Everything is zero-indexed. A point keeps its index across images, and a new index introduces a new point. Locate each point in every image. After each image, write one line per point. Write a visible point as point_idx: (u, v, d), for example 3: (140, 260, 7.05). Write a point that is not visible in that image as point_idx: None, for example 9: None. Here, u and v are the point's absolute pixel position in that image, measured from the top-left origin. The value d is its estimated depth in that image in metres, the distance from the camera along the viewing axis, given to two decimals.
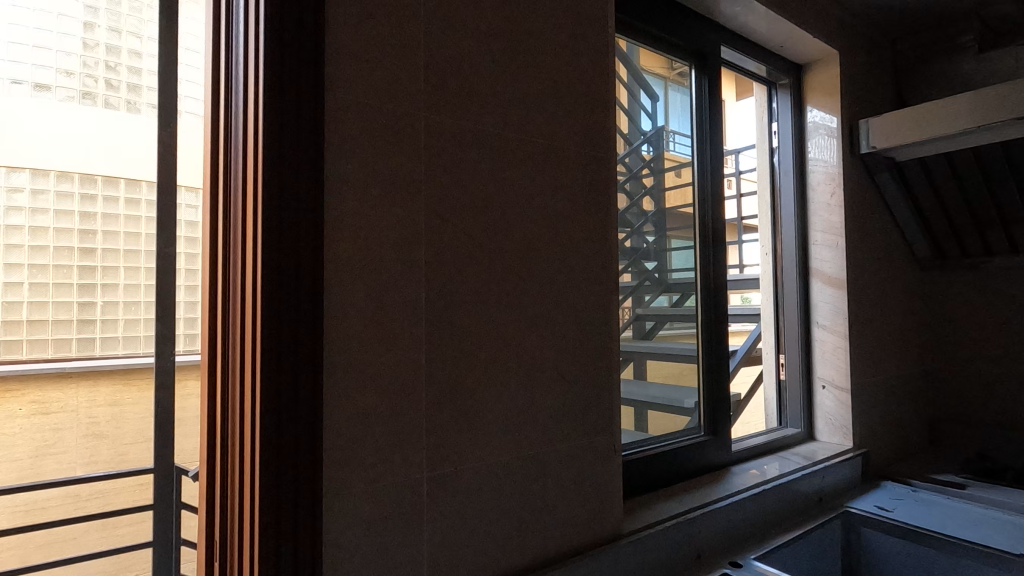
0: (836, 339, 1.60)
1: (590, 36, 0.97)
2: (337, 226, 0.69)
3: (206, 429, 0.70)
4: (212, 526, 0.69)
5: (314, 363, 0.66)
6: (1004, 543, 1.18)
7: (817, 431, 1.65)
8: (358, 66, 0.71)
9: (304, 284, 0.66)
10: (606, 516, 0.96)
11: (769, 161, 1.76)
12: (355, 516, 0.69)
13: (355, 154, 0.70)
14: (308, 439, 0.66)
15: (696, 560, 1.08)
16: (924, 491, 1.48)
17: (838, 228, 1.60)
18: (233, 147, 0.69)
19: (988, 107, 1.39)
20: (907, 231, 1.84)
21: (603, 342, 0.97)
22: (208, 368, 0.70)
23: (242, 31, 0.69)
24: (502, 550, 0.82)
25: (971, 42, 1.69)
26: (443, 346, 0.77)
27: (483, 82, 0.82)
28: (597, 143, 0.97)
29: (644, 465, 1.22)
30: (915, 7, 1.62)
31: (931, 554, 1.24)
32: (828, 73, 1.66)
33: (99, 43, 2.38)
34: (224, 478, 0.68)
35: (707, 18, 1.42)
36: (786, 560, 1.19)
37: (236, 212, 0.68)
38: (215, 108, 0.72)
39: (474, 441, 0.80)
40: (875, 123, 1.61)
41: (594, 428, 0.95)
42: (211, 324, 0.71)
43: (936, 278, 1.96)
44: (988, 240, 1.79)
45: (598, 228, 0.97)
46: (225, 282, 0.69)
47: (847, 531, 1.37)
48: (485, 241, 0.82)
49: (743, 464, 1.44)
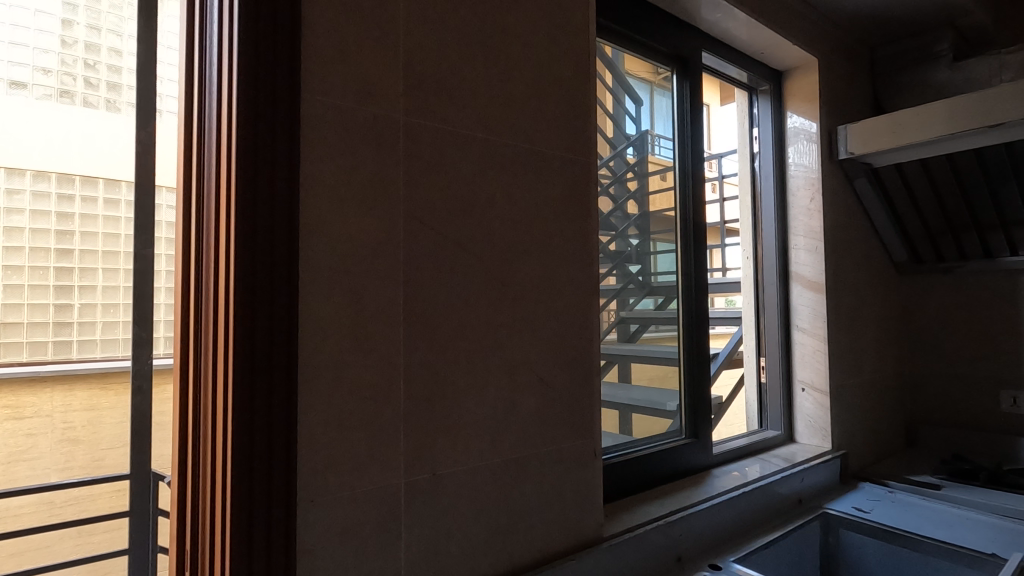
0: (815, 342, 1.62)
1: (570, 41, 0.97)
2: (312, 228, 0.68)
3: (178, 432, 0.69)
4: (183, 532, 0.68)
5: (289, 366, 0.66)
6: (977, 542, 1.21)
7: (797, 432, 1.66)
8: (336, 67, 0.70)
9: (279, 287, 0.65)
10: (586, 519, 0.96)
11: (750, 166, 1.78)
12: (330, 522, 0.68)
13: (333, 156, 0.70)
14: (283, 444, 0.65)
15: (677, 562, 1.09)
16: (900, 491, 1.50)
17: (817, 233, 1.62)
18: (207, 147, 0.68)
19: (963, 115, 1.42)
20: (885, 236, 1.87)
21: (585, 346, 0.97)
22: (180, 373, 0.69)
23: (216, 30, 0.68)
24: (482, 556, 0.82)
25: (946, 50, 1.68)
26: (421, 349, 0.77)
27: (463, 85, 0.82)
28: (578, 146, 0.98)
29: (626, 468, 1.22)
30: (891, 16, 1.65)
31: (908, 554, 1.26)
32: (807, 79, 1.68)
33: (77, 41, 2.36)
34: (195, 482, 0.67)
35: (688, 23, 1.43)
36: (765, 562, 1.20)
37: (210, 212, 0.67)
38: (189, 108, 0.71)
39: (453, 446, 0.79)
40: (852, 130, 1.63)
41: (575, 432, 0.95)
42: (183, 327, 0.69)
43: (913, 282, 1.99)
44: (962, 245, 1.82)
45: (579, 232, 0.97)
46: (198, 285, 0.68)
47: (826, 532, 1.39)
48: (465, 245, 0.81)
49: (725, 466, 1.45)
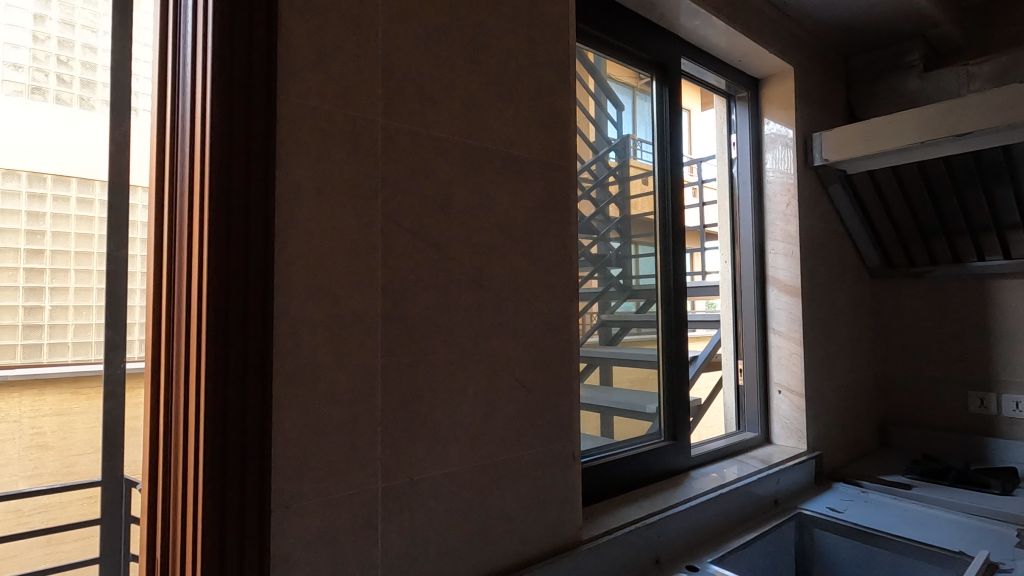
0: (791, 345, 1.65)
1: (550, 46, 0.98)
2: (287, 234, 0.67)
3: (149, 439, 0.67)
4: (154, 542, 0.66)
5: (263, 371, 0.65)
6: (945, 540, 1.24)
7: (774, 434, 1.69)
8: (314, 69, 0.70)
9: (254, 291, 0.65)
10: (565, 522, 0.97)
11: (728, 171, 1.81)
12: (305, 529, 0.67)
13: (310, 158, 0.69)
14: (257, 450, 0.64)
15: (655, 564, 1.10)
16: (873, 491, 1.54)
17: (793, 237, 1.65)
18: (180, 148, 0.67)
19: (933, 124, 1.46)
20: (859, 241, 1.91)
21: (564, 349, 0.98)
22: (152, 378, 0.68)
23: (190, 30, 0.67)
24: (459, 562, 0.82)
25: (916, 60, 1.73)
26: (398, 354, 0.76)
27: (442, 88, 0.82)
28: (557, 151, 0.98)
29: (605, 472, 1.23)
30: (864, 27, 1.69)
31: (880, 553, 1.29)
32: (784, 86, 1.71)
33: (49, 36, 2.30)
34: (166, 488, 0.66)
35: (667, 30, 1.44)
36: (741, 563, 1.21)
37: (182, 216, 0.66)
38: (162, 106, 0.70)
39: (431, 450, 0.79)
40: (827, 137, 1.66)
41: (553, 436, 0.95)
42: (154, 330, 0.68)
43: (886, 286, 2.04)
44: (933, 250, 1.87)
45: (557, 236, 0.97)
46: (170, 288, 0.67)
47: (801, 532, 1.41)
48: (443, 249, 0.81)
49: (703, 468, 1.47)
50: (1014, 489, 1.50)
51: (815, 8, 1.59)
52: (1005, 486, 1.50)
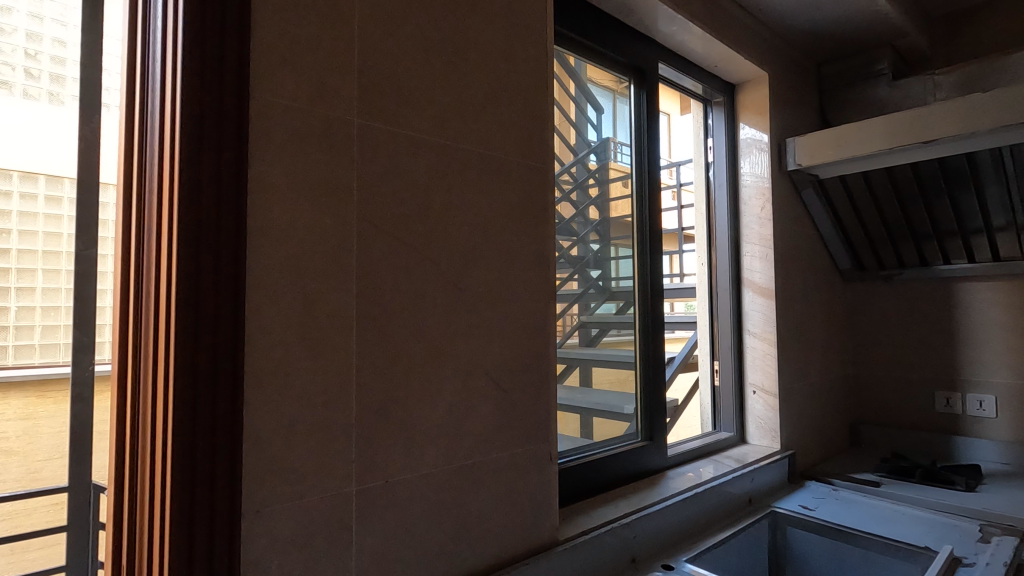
0: (765, 346, 1.68)
1: (527, 47, 0.98)
2: (260, 234, 0.67)
3: (115, 444, 0.66)
4: (120, 549, 0.65)
5: (234, 373, 0.64)
6: (911, 536, 1.27)
7: (748, 434, 1.71)
8: (287, 68, 0.69)
9: (225, 292, 0.64)
10: (543, 523, 0.97)
11: (704, 175, 1.83)
12: (276, 533, 0.67)
13: (283, 158, 0.69)
14: (227, 453, 0.63)
15: (631, 563, 1.11)
16: (843, 489, 1.57)
17: (767, 239, 1.68)
18: (149, 146, 0.66)
19: (901, 131, 1.50)
20: (831, 245, 1.96)
21: (541, 350, 0.98)
22: (119, 381, 0.66)
23: (161, 26, 0.66)
24: (436, 565, 0.82)
25: (885, 69, 1.77)
26: (374, 355, 0.76)
27: (419, 89, 0.82)
28: (535, 153, 0.99)
29: (582, 472, 1.24)
30: (836, 36, 1.74)
31: (850, 550, 1.32)
32: (758, 92, 1.74)
33: (16, 29, 2.23)
34: (133, 491, 0.64)
35: (644, 35, 1.46)
36: (715, 561, 1.23)
37: (151, 214, 0.64)
38: (131, 103, 0.68)
39: (407, 452, 0.79)
40: (800, 143, 1.70)
41: (530, 437, 0.96)
42: (121, 332, 0.66)
43: (857, 288, 2.09)
44: (901, 254, 1.92)
45: (535, 238, 0.98)
46: (137, 290, 0.65)
47: (774, 530, 1.44)
48: (420, 249, 0.81)
49: (679, 467, 1.49)
50: (977, 486, 1.55)
51: (788, 16, 1.63)
52: (968, 483, 1.55)
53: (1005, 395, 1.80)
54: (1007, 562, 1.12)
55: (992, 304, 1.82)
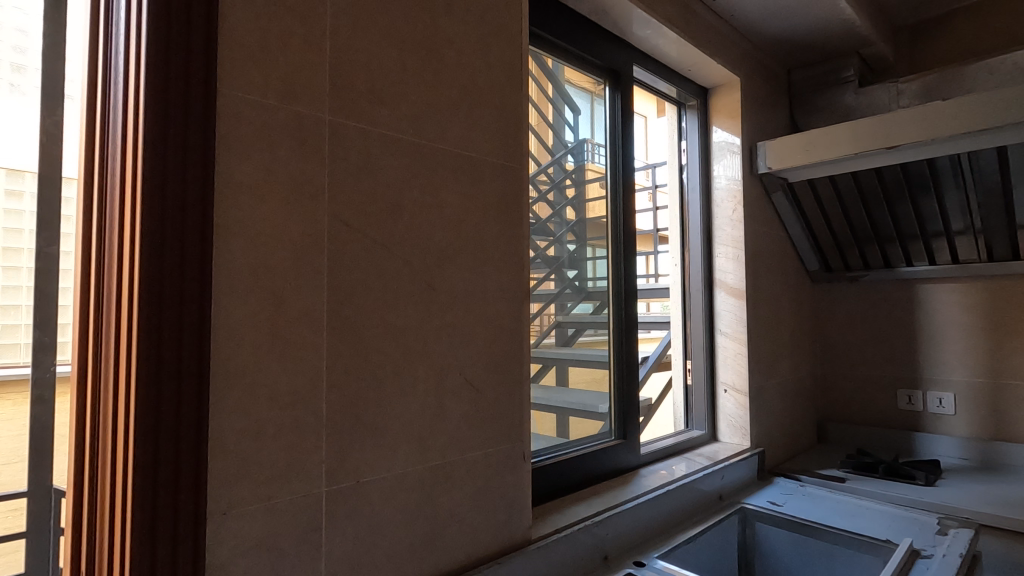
0: (736, 346, 1.71)
1: (502, 48, 0.99)
2: (227, 232, 0.66)
3: (75, 446, 0.64)
4: (79, 553, 0.63)
5: (199, 373, 0.63)
6: (873, 530, 1.31)
7: (719, 431, 1.75)
8: (258, 63, 0.69)
9: (189, 291, 0.62)
10: (515, 521, 0.97)
11: (678, 176, 1.86)
12: (243, 535, 0.66)
13: (249, 154, 0.67)
14: (191, 454, 0.62)
15: (603, 561, 1.12)
16: (810, 485, 1.61)
17: (739, 241, 1.72)
18: (111, 141, 0.64)
19: (867, 136, 1.54)
20: (800, 245, 2.01)
21: (514, 350, 0.98)
22: (79, 382, 0.64)
23: (124, 18, 0.64)
24: (407, 565, 0.81)
25: (852, 76, 1.82)
26: (346, 355, 0.75)
27: (393, 86, 0.82)
28: (511, 153, 0.99)
29: (555, 471, 1.24)
30: (805, 43, 1.78)
31: (816, 544, 1.35)
32: (730, 96, 1.78)
33: None
34: (92, 494, 0.62)
35: (619, 37, 1.48)
36: (686, 557, 1.25)
37: (113, 210, 0.63)
38: (93, 98, 0.66)
39: (379, 452, 0.78)
40: (770, 146, 1.74)
41: (503, 437, 0.96)
42: (81, 330, 0.64)
43: (825, 289, 2.14)
44: (866, 256, 1.98)
45: (509, 238, 0.98)
46: (99, 289, 0.63)
47: (743, 526, 1.46)
48: (392, 248, 0.81)
49: (652, 465, 1.51)
50: (936, 480, 1.60)
51: (758, 23, 1.67)
52: (929, 477, 1.60)
53: (963, 392, 1.87)
54: (962, 553, 1.16)
55: (953, 305, 1.89)
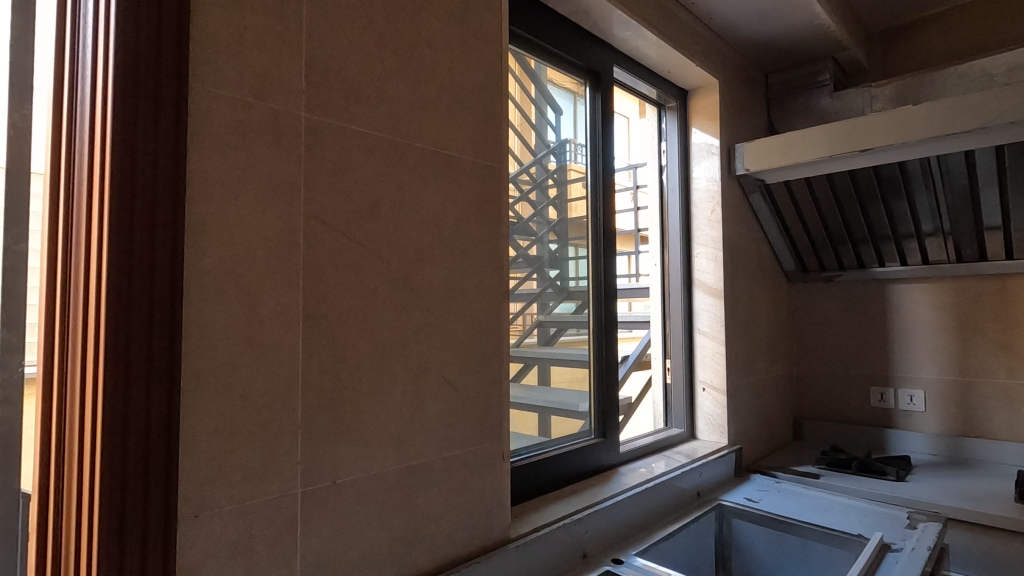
0: (714, 345, 1.73)
1: (481, 48, 0.99)
2: (199, 231, 0.65)
3: (41, 449, 0.62)
4: (44, 558, 0.61)
5: (170, 374, 0.62)
6: (846, 525, 1.34)
7: (698, 430, 1.77)
8: (232, 59, 0.68)
9: (160, 290, 0.61)
10: (494, 520, 0.98)
11: (657, 177, 1.88)
12: (215, 537, 0.65)
13: (223, 152, 0.67)
14: (162, 456, 0.61)
15: (582, 559, 1.13)
16: (785, 481, 1.64)
17: (717, 241, 1.74)
18: (79, 138, 0.62)
19: (841, 139, 1.58)
20: (775, 245, 2.05)
21: (493, 349, 0.99)
22: (45, 384, 0.62)
23: (91, 13, 0.62)
24: (384, 566, 0.81)
25: (827, 80, 1.86)
26: (321, 356, 0.75)
27: (370, 84, 0.81)
28: (489, 152, 0.99)
29: (536, 470, 1.25)
30: (782, 47, 1.81)
31: (790, 539, 1.38)
32: (709, 98, 1.80)
33: None
34: (58, 497, 0.61)
35: (599, 38, 1.49)
36: (664, 553, 1.26)
37: (81, 208, 0.61)
38: (59, 93, 0.65)
39: (355, 453, 0.78)
40: (748, 149, 1.77)
41: (482, 436, 0.96)
42: (47, 331, 0.62)
43: (801, 290, 2.18)
44: (841, 256, 2.02)
45: (488, 237, 0.98)
46: (64, 289, 0.62)
47: (720, 523, 1.49)
48: (369, 247, 0.80)
49: (631, 463, 1.52)
50: (906, 475, 1.64)
51: (736, 27, 1.69)
52: (899, 472, 1.64)
53: (933, 390, 1.92)
54: (930, 547, 1.19)
55: (924, 305, 1.94)
